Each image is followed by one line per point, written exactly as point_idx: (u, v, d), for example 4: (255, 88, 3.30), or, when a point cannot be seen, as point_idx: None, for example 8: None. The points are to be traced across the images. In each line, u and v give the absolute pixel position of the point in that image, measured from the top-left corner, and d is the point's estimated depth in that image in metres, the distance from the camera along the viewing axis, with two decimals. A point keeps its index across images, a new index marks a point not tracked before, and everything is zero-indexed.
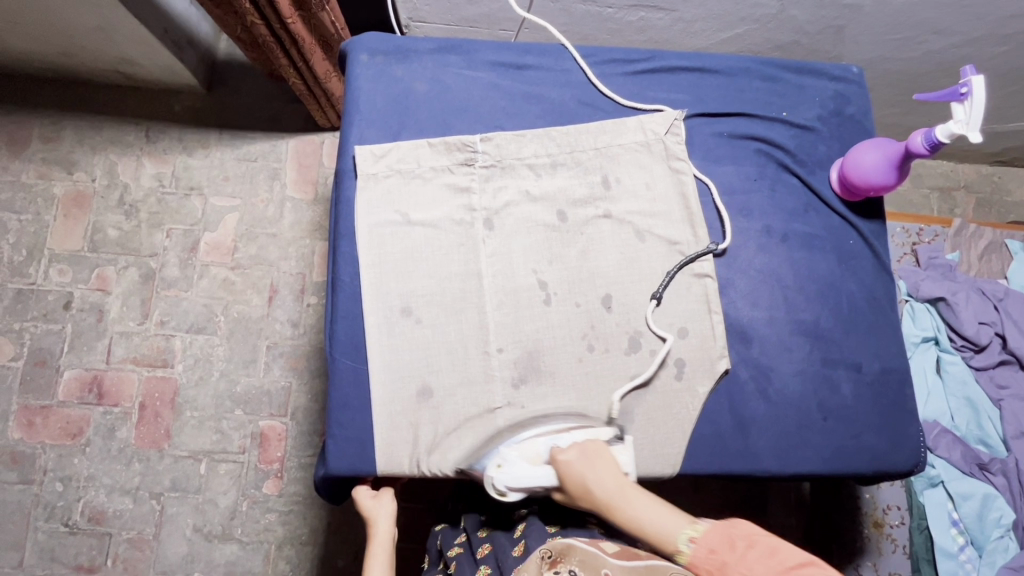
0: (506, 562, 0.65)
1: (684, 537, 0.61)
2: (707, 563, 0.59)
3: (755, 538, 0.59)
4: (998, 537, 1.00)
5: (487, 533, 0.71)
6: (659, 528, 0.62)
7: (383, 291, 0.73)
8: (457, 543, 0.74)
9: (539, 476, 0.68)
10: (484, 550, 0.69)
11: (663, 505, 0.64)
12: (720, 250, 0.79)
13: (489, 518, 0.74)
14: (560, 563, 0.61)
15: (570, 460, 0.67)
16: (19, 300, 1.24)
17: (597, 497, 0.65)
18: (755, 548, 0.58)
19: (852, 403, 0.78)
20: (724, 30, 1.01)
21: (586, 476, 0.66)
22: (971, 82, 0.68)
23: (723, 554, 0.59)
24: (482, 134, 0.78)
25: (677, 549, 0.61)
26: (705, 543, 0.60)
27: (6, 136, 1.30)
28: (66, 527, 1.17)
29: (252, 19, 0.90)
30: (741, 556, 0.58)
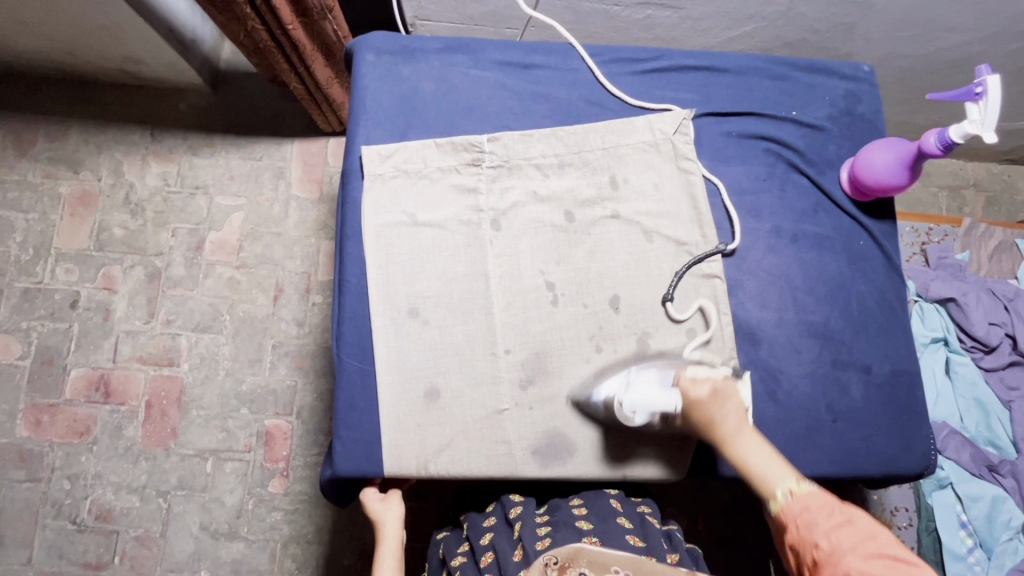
0: (507, 566, 0.65)
1: (784, 488, 0.57)
2: (795, 520, 0.54)
3: (861, 517, 0.51)
4: (1007, 539, 1.00)
5: (489, 541, 0.70)
6: (764, 472, 0.59)
7: (390, 292, 0.73)
8: (461, 552, 0.72)
9: (666, 404, 0.67)
10: (488, 558, 0.68)
11: (778, 457, 0.61)
12: (728, 250, 0.78)
13: (490, 524, 0.72)
14: (569, 568, 0.62)
15: (702, 389, 0.66)
16: (26, 299, 1.25)
17: (716, 427, 0.64)
18: (854, 525, 0.51)
19: (862, 405, 0.77)
20: (733, 28, 1.00)
21: (714, 407, 0.64)
22: (986, 81, 0.67)
23: (816, 516, 0.53)
24: (490, 134, 0.78)
25: (774, 495, 0.57)
26: (804, 500, 0.55)
27: (13, 135, 1.30)
28: (74, 525, 1.18)
29: (253, 24, 0.89)
30: (832, 523, 0.52)
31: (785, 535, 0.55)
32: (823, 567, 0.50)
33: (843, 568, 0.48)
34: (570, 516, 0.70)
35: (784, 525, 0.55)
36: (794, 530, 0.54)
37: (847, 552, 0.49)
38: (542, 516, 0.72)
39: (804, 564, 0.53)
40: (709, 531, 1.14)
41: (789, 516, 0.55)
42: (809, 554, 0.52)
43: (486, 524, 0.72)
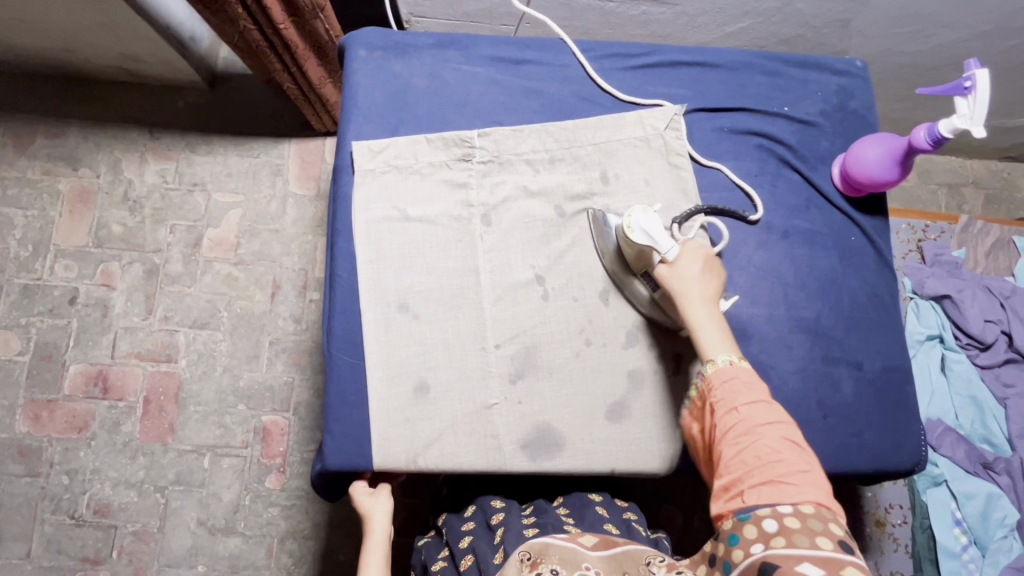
0: (487, 566, 0.66)
1: (725, 356, 0.64)
2: (724, 387, 0.62)
3: (778, 404, 0.61)
4: (1001, 537, 0.99)
5: (469, 544, 0.71)
6: (711, 337, 0.66)
7: (381, 288, 0.73)
8: (441, 557, 0.73)
9: (666, 243, 0.69)
10: (468, 561, 0.69)
11: (726, 332, 0.67)
12: (750, 219, 0.79)
13: (469, 528, 0.73)
14: (541, 564, 0.62)
15: (701, 251, 0.70)
16: (26, 295, 1.26)
17: (689, 287, 0.68)
18: (773, 407, 0.60)
19: (852, 401, 0.77)
20: (728, 24, 1.00)
21: (701, 268, 0.69)
22: (975, 76, 0.67)
23: (743, 388, 0.61)
24: (480, 129, 0.78)
25: (714, 358, 0.64)
26: (739, 375, 0.62)
27: (12, 132, 1.31)
28: (73, 519, 1.19)
29: (245, 24, 0.90)
30: (757, 404, 0.60)
31: (709, 392, 0.63)
32: (733, 427, 0.60)
33: (755, 438, 0.58)
34: (558, 520, 0.69)
35: (713, 388, 0.63)
36: (719, 394, 0.62)
37: (762, 426, 0.59)
38: (529, 518, 0.71)
39: (716, 421, 0.61)
40: (704, 529, 1.14)
41: (718, 380, 0.63)
42: (725, 416, 0.61)
43: (464, 527, 0.73)
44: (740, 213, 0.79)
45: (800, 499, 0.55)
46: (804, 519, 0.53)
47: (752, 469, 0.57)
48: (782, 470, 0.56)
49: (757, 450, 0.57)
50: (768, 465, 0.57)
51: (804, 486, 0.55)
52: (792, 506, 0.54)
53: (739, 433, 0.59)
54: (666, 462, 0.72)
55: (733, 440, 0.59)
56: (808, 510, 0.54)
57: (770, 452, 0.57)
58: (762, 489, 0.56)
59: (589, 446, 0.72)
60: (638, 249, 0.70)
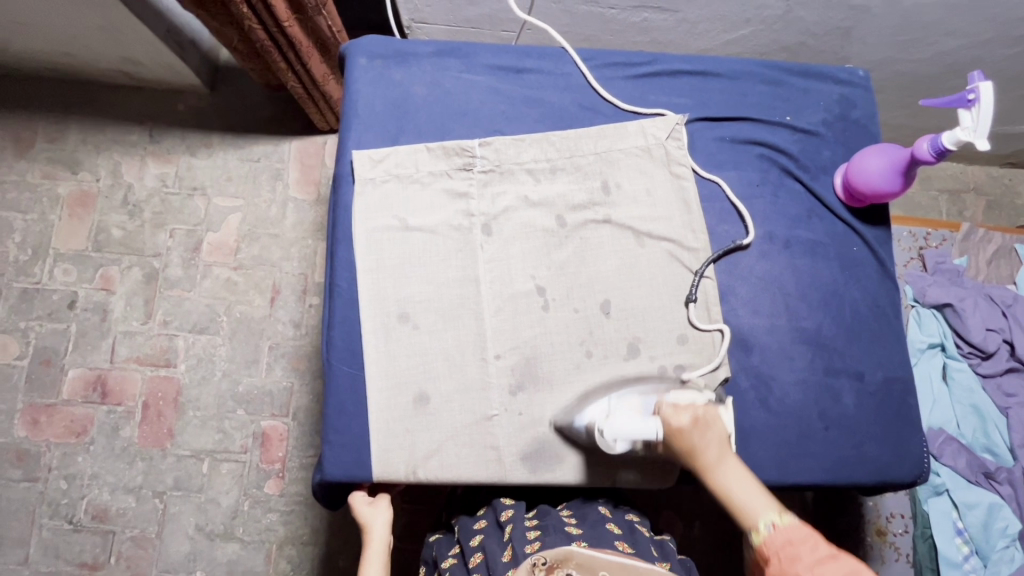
0: (496, 566, 0.65)
1: (766, 520, 0.59)
2: (779, 552, 0.56)
3: (844, 555, 0.55)
4: (1003, 547, 0.99)
5: (479, 542, 0.70)
6: (746, 504, 0.61)
7: (380, 298, 0.73)
8: (451, 555, 0.73)
9: (647, 431, 0.65)
10: (477, 559, 0.68)
11: (756, 485, 0.62)
12: (741, 245, 0.78)
13: (480, 527, 0.73)
14: (557, 568, 0.61)
15: (679, 422, 0.64)
16: (25, 299, 1.25)
17: (699, 456, 0.63)
18: (837, 561, 0.54)
19: (854, 413, 0.77)
20: (729, 31, 0.99)
21: (688, 443, 0.64)
22: (979, 88, 0.67)
23: (800, 550, 0.56)
24: (481, 138, 0.78)
25: (756, 527, 0.59)
26: (787, 534, 0.57)
27: (12, 136, 1.31)
28: (71, 524, 1.18)
29: (250, 23, 0.89)
30: (817, 559, 0.54)
31: (765, 563, 0.57)
32: None
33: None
34: (560, 521, 0.70)
35: (765, 557, 0.57)
36: (776, 564, 0.56)
37: None
38: (532, 520, 0.71)
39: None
40: (707, 536, 1.14)
41: (771, 547, 0.57)
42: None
43: (476, 526, 0.73)
44: (730, 245, 0.78)
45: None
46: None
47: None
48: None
49: None
50: None
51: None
52: None
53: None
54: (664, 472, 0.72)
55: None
56: None
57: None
58: None
59: (590, 457, 0.71)
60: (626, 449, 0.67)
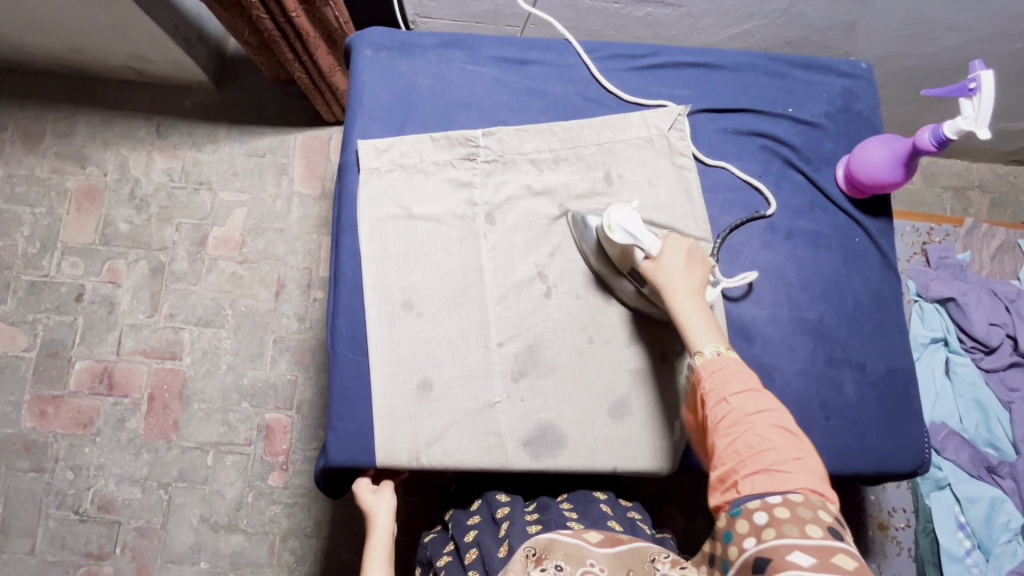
0: (492, 564, 0.66)
1: (712, 347, 0.63)
2: (711, 378, 0.61)
3: (770, 393, 0.60)
4: (1005, 541, 0.99)
5: (474, 538, 0.71)
6: (698, 329, 0.65)
7: (385, 286, 0.74)
8: (446, 552, 0.73)
9: (649, 237, 0.68)
10: (472, 555, 0.69)
11: (714, 324, 0.66)
12: (763, 215, 0.80)
13: (474, 523, 0.73)
14: (545, 560, 0.63)
15: (678, 246, 0.69)
16: (33, 292, 1.27)
17: (675, 280, 0.67)
18: (761, 396, 0.59)
19: (855, 402, 0.77)
20: (732, 26, 1.00)
21: (680, 261, 0.68)
22: (980, 77, 0.67)
23: (730, 379, 0.60)
24: (485, 129, 0.78)
25: (701, 349, 0.63)
26: (727, 364, 0.61)
27: (21, 130, 1.32)
28: (77, 515, 1.20)
29: (258, 13, 0.91)
30: (744, 390, 0.59)
31: (698, 383, 0.62)
32: (724, 423, 0.59)
33: (745, 429, 0.57)
34: (561, 516, 0.70)
35: (700, 376, 0.62)
36: (707, 383, 0.61)
37: (752, 419, 0.58)
38: (532, 514, 0.72)
39: (706, 413, 0.61)
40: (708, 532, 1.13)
41: (705, 369, 0.62)
42: (713, 409, 0.60)
43: (469, 522, 0.73)
44: (752, 213, 0.80)
45: (789, 483, 0.54)
46: (793, 506, 0.52)
47: (744, 461, 0.56)
48: (773, 458, 0.55)
49: (746, 439, 0.57)
50: (759, 455, 0.56)
51: (796, 472, 0.54)
52: (782, 497, 0.53)
53: (729, 425, 0.58)
54: (668, 462, 0.73)
55: (723, 433, 0.58)
56: (796, 499, 0.53)
57: (761, 441, 0.56)
58: (754, 481, 0.55)
59: (591, 443, 0.72)
60: (621, 247, 0.70)
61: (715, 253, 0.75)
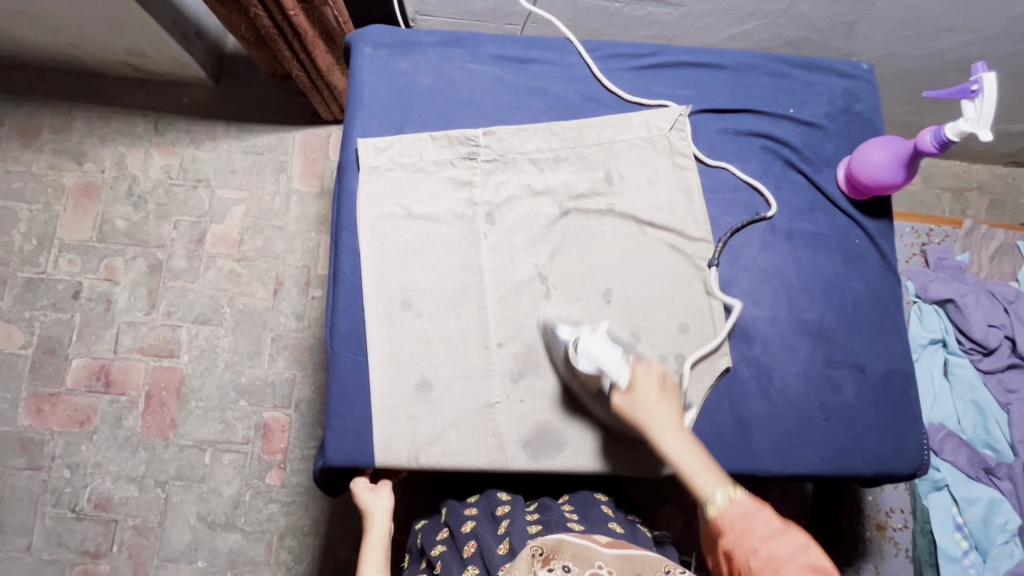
0: (493, 560, 0.65)
1: (720, 492, 0.60)
2: (734, 526, 0.58)
3: (794, 527, 0.56)
4: (1003, 543, 0.99)
5: (472, 529, 0.71)
6: (698, 474, 0.62)
7: (384, 285, 0.73)
8: (440, 541, 0.73)
9: (616, 367, 0.67)
10: (471, 547, 0.68)
11: (706, 458, 0.63)
12: (763, 217, 0.80)
13: (472, 514, 0.74)
14: (553, 560, 0.59)
15: (646, 374, 0.67)
16: (30, 289, 1.26)
17: (652, 418, 0.65)
18: (789, 534, 0.55)
19: (855, 404, 0.77)
20: (734, 26, 0.99)
21: (652, 393, 0.66)
22: (982, 79, 0.67)
23: (754, 523, 0.57)
24: (485, 128, 0.78)
25: (712, 497, 0.60)
26: (741, 506, 0.58)
27: (18, 127, 1.31)
28: (73, 513, 1.19)
29: (256, 11, 0.90)
30: (769, 530, 0.56)
31: (721, 535, 0.58)
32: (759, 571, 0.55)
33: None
34: (562, 516, 0.70)
35: (720, 528, 0.58)
36: (731, 534, 0.58)
37: (784, 562, 0.54)
38: (532, 514, 0.72)
39: (735, 563, 0.57)
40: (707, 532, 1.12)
41: (725, 520, 0.59)
42: (744, 558, 0.56)
43: (467, 513, 0.74)
44: (751, 216, 0.80)
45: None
46: None
47: None
48: None
49: None
50: None
51: None
52: None
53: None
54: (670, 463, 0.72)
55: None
56: None
57: None
58: None
59: (590, 445, 0.72)
60: (589, 376, 0.68)
61: (715, 258, 0.76)
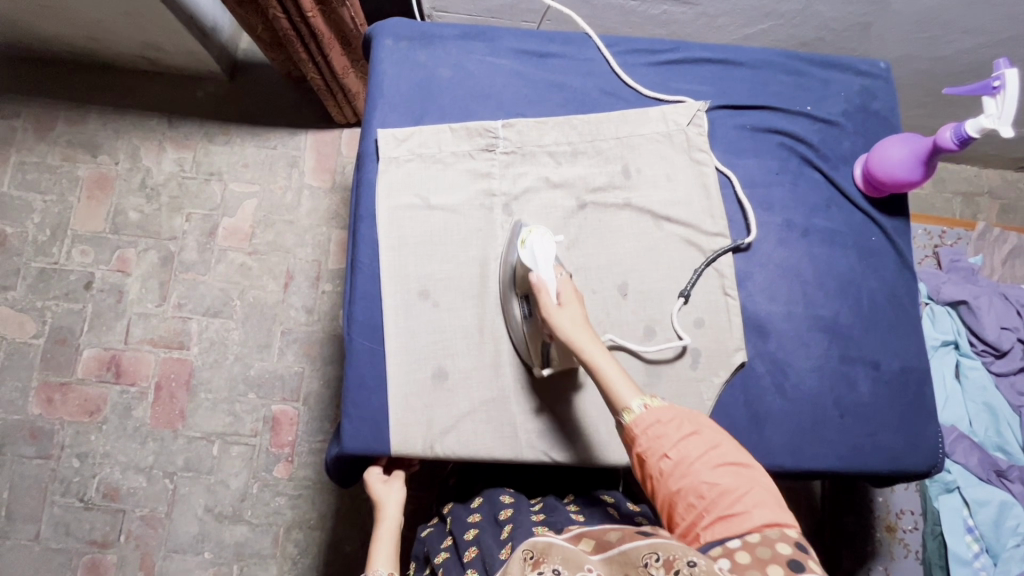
0: (492, 563, 0.65)
1: (637, 401, 0.62)
2: (647, 430, 0.60)
3: (705, 429, 0.60)
4: (1014, 545, 0.98)
5: (473, 536, 0.71)
6: (618, 386, 0.63)
7: (402, 274, 0.74)
8: (444, 547, 0.73)
9: (549, 273, 0.68)
10: (471, 553, 0.68)
11: (621, 371, 0.66)
12: (743, 246, 0.78)
13: (474, 521, 0.73)
14: (543, 563, 0.53)
15: (568, 288, 0.68)
16: (42, 279, 1.27)
17: (571, 326, 0.66)
18: (699, 436, 0.59)
19: (870, 401, 0.77)
20: (748, 26, 1.00)
21: (575, 307, 0.67)
22: (1004, 76, 0.67)
23: (666, 429, 0.60)
24: (504, 120, 0.79)
25: (629, 407, 0.62)
26: (656, 413, 0.61)
27: (33, 118, 1.32)
28: (82, 502, 1.20)
29: (274, 12, 0.91)
30: (682, 436, 0.59)
31: (634, 441, 0.61)
32: (668, 474, 0.58)
33: (692, 478, 0.57)
34: (568, 518, 0.70)
35: (634, 434, 0.61)
36: (643, 439, 0.60)
37: (694, 464, 0.58)
38: (538, 515, 0.72)
39: (648, 471, 0.60)
40: None
41: (638, 427, 0.61)
42: (655, 462, 0.59)
43: (470, 519, 0.74)
44: (733, 244, 0.78)
45: (744, 525, 0.53)
46: (755, 552, 0.51)
47: (700, 518, 0.56)
48: (729, 504, 0.55)
49: (696, 489, 0.56)
50: (713, 502, 0.55)
51: (750, 511, 0.54)
52: (740, 539, 0.52)
53: (676, 478, 0.58)
54: None
55: (673, 487, 0.58)
56: (754, 540, 0.52)
57: (710, 488, 0.56)
58: (714, 529, 0.54)
59: (605, 439, 0.72)
60: (523, 270, 0.69)
61: (700, 277, 0.75)
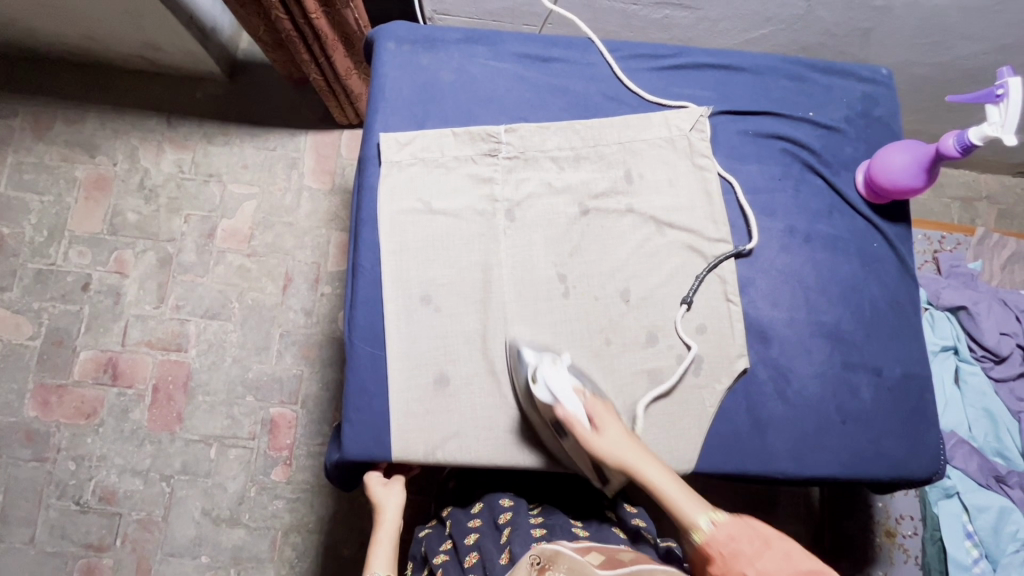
0: (492, 566, 0.65)
1: (703, 517, 0.61)
2: (722, 549, 0.59)
3: (776, 540, 0.59)
4: (1014, 551, 0.98)
5: (474, 541, 0.70)
6: (683, 504, 0.63)
7: (404, 279, 0.73)
8: (444, 550, 0.73)
9: (572, 400, 0.67)
10: (472, 559, 0.68)
11: (682, 487, 0.64)
12: (744, 251, 0.78)
13: (475, 526, 0.73)
14: (548, 570, 0.60)
15: (599, 408, 0.67)
16: (39, 280, 1.26)
17: (616, 452, 0.65)
18: (773, 548, 0.58)
19: (872, 407, 0.77)
20: (749, 30, 1.00)
21: (612, 428, 0.66)
22: (1007, 84, 0.67)
23: (740, 545, 0.59)
24: (507, 125, 0.78)
25: (697, 525, 0.61)
26: (726, 529, 0.60)
27: (31, 118, 1.32)
28: (77, 505, 1.19)
29: (277, 13, 0.91)
30: (755, 549, 0.58)
31: (710, 563, 0.60)
32: None
33: None
34: (567, 522, 0.71)
35: (710, 555, 0.60)
36: (721, 561, 0.59)
37: None
38: (537, 518, 0.72)
39: None
40: None
41: (713, 546, 0.60)
42: None
43: (470, 524, 0.73)
44: (735, 249, 0.77)
45: None
46: None
47: None
48: None
49: None
50: None
51: None
52: None
53: None
54: (686, 465, 0.72)
55: None
56: None
57: None
58: None
59: None
60: (545, 406, 0.67)
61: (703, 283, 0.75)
